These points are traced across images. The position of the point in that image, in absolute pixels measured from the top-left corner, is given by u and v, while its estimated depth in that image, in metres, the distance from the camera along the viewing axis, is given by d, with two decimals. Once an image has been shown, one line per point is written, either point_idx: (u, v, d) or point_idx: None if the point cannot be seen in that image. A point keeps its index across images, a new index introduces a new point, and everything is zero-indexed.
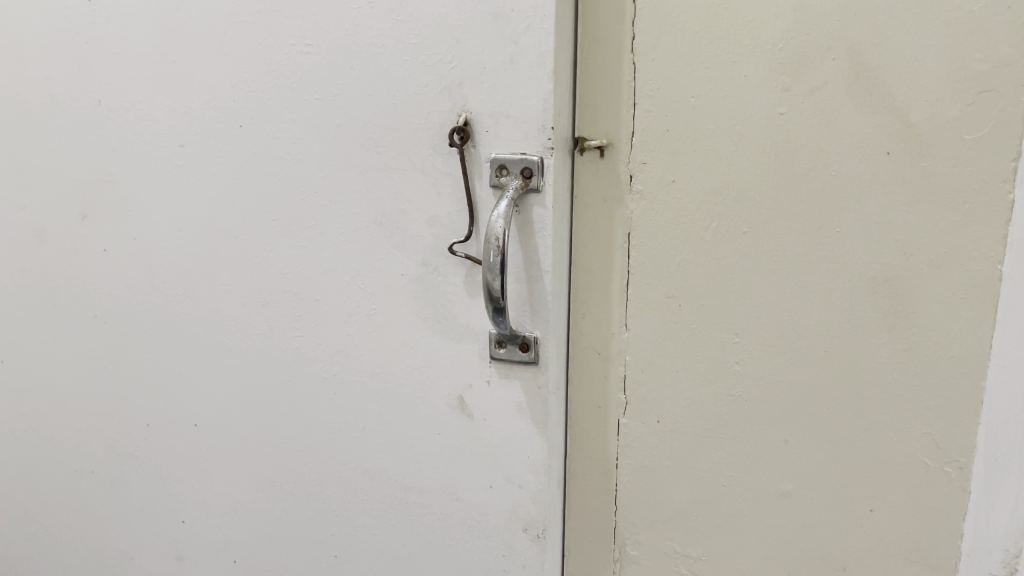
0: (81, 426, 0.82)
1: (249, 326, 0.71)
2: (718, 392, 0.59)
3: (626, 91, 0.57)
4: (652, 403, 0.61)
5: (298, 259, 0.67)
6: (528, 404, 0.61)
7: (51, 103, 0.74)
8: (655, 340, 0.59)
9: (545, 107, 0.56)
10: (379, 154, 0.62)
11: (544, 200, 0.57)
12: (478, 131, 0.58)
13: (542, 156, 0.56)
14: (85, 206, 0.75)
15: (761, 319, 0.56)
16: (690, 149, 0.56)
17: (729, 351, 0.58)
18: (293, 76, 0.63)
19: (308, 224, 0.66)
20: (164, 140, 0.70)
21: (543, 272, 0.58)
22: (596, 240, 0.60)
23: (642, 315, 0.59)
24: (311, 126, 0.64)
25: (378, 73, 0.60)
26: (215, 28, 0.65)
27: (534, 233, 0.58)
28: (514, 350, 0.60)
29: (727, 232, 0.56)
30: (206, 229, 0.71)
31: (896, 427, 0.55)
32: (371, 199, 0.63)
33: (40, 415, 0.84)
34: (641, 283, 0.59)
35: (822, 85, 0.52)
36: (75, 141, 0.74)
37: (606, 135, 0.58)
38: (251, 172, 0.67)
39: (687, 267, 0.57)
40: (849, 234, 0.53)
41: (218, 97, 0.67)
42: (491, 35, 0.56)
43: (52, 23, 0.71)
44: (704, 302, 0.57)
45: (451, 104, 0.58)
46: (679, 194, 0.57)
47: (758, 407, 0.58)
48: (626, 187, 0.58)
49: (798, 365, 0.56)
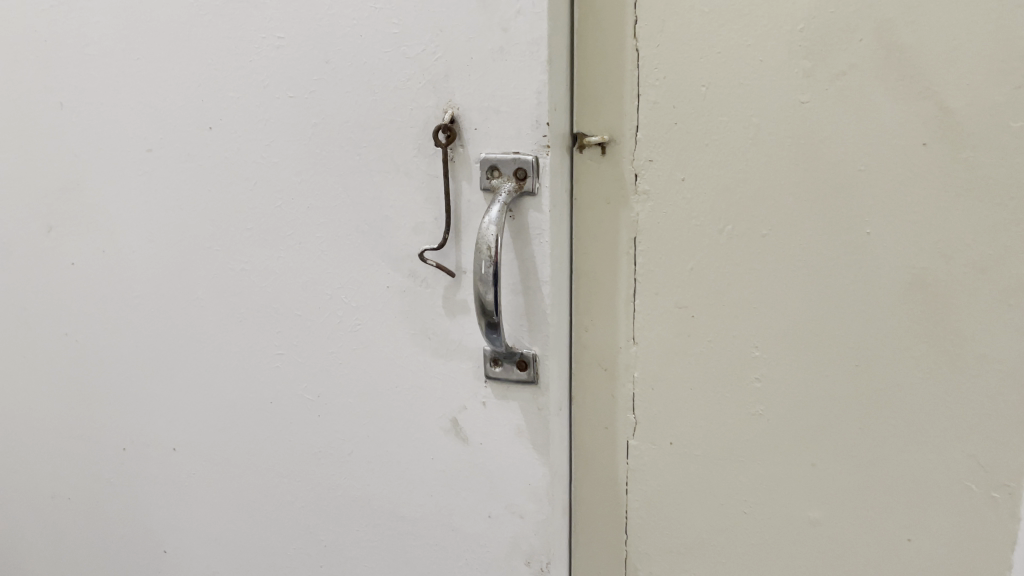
0: (57, 451, 0.77)
1: (227, 343, 0.66)
2: (737, 411, 0.53)
3: (629, 81, 0.51)
4: (664, 424, 0.55)
5: (276, 272, 0.62)
6: (528, 428, 0.56)
7: (11, 106, 0.69)
8: (666, 354, 0.54)
9: (539, 100, 0.50)
10: (359, 155, 0.57)
11: (540, 204, 0.52)
12: (467, 128, 0.53)
13: (537, 155, 0.51)
14: (50, 216, 0.70)
15: (784, 331, 0.51)
16: (701, 144, 0.50)
17: (748, 366, 0.52)
18: (264, 73, 0.58)
19: (285, 234, 0.61)
20: (130, 143, 0.65)
21: (540, 283, 0.53)
22: (599, 245, 0.54)
23: (652, 328, 0.54)
24: (285, 126, 0.59)
25: (355, 67, 0.55)
26: (180, 22, 0.60)
27: (530, 240, 0.52)
28: (511, 368, 0.54)
29: (744, 235, 0.50)
30: (178, 239, 0.65)
31: (936, 448, 0.49)
32: (352, 206, 0.58)
33: (14, 439, 0.79)
34: (650, 292, 0.54)
35: (847, 69, 0.46)
36: (38, 146, 0.69)
37: (607, 130, 0.52)
38: (223, 178, 0.62)
39: (700, 275, 0.52)
40: (881, 235, 0.48)
41: (187, 96, 0.62)
42: (478, 22, 0.50)
43: (10, 22, 0.66)
44: (720, 313, 0.52)
45: (435, 98, 0.53)
46: (690, 194, 0.51)
47: (783, 427, 0.52)
48: (631, 187, 0.53)
49: (825, 380, 0.51)
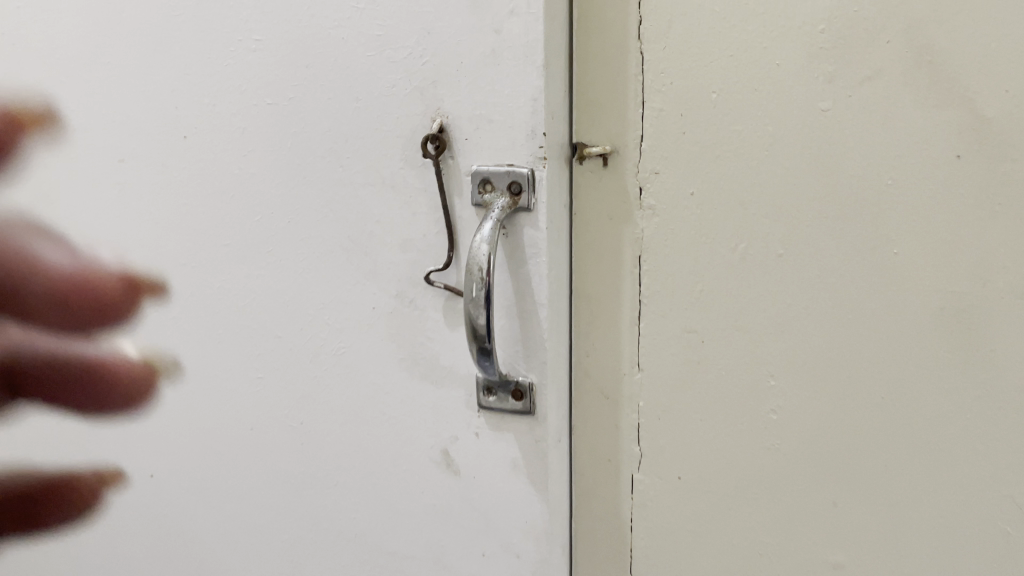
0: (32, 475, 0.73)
1: (205, 365, 0.62)
2: (752, 444, 0.49)
3: (633, 86, 0.47)
4: (672, 456, 0.51)
5: (255, 291, 0.58)
6: (524, 461, 0.51)
7: None
8: (674, 382, 0.50)
9: (534, 108, 0.46)
10: (341, 167, 0.52)
11: (537, 221, 0.48)
12: (457, 138, 0.48)
13: (533, 168, 0.47)
14: None
15: (803, 358, 0.47)
16: (711, 155, 0.46)
17: (764, 396, 0.48)
18: (241, 78, 0.54)
19: (264, 250, 0.57)
20: (102, 153, 0.61)
21: (537, 306, 0.49)
22: (601, 264, 0.50)
23: (658, 354, 0.50)
24: (263, 135, 0.55)
25: (337, 72, 0.51)
26: (152, 24, 0.56)
27: (525, 260, 0.48)
28: (506, 398, 0.50)
29: (760, 254, 0.46)
30: (152, 256, 0.61)
31: (968, 485, 0.46)
32: (335, 221, 0.54)
33: None
34: (655, 315, 0.49)
35: (873, 74, 0.42)
36: None
37: (610, 140, 0.48)
38: (199, 190, 0.58)
39: (711, 298, 0.48)
40: (911, 254, 0.44)
41: (160, 103, 0.58)
42: (469, 23, 0.46)
43: None
44: (733, 337, 0.48)
45: (423, 106, 0.49)
46: (699, 209, 0.47)
47: (802, 461, 0.48)
48: (635, 202, 0.48)
49: (847, 412, 0.47)
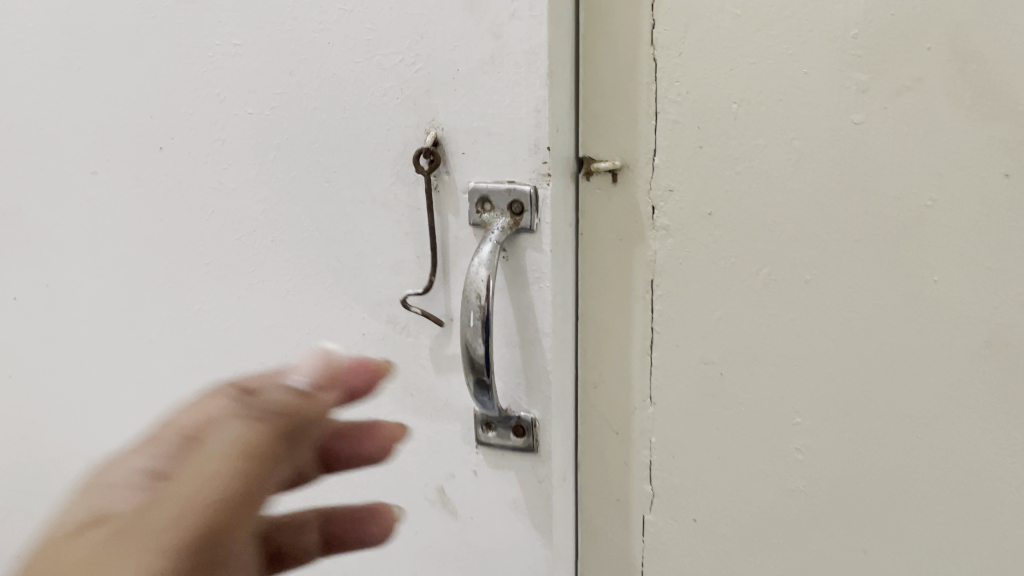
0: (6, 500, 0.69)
1: (184, 392, 0.58)
2: (774, 487, 0.46)
3: (645, 96, 0.43)
4: (687, 498, 0.48)
5: (236, 314, 0.54)
6: (525, 503, 0.47)
7: None
8: (690, 420, 0.46)
9: (537, 120, 0.42)
10: (328, 182, 0.48)
11: (540, 243, 0.44)
12: (452, 152, 0.44)
13: (536, 185, 0.43)
14: None
15: (831, 395, 0.43)
16: (731, 173, 0.42)
17: (788, 436, 0.45)
18: (220, 85, 0.50)
19: (246, 271, 0.53)
20: (74, 165, 0.57)
21: (540, 335, 0.45)
22: (609, 289, 0.46)
23: (672, 387, 0.46)
24: (244, 147, 0.51)
25: (323, 80, 0.47)
26: (124, 26, 0.52)
27: (528, 285, 0.44)
28: (506, 434, 0.46)
29: (786, 281, 0.43)
30: (128, 274, 0.57)
31: (1012, 535, 0.42)
32: (321, 240, 0.50)
33: None
34: (670, 345, 0.46)
35: (912, 84, 0.38)
36: None
37: (620, 154, 0.44)
38: (176, 205, 0.54)
39: (730, 329, 0.44)
40: (952, 282, 0.40)
41: (134, 113, 0.54)
42: (466, 27, 0.42)
43: None
44: (755, 372, 0.44)
45: (415, 116, 0.45)
46: (718, 230, 0.43)
47: (829, 505, 0.45)
48: (648, 223, 0.44)
49: (879, 453, 0.43)
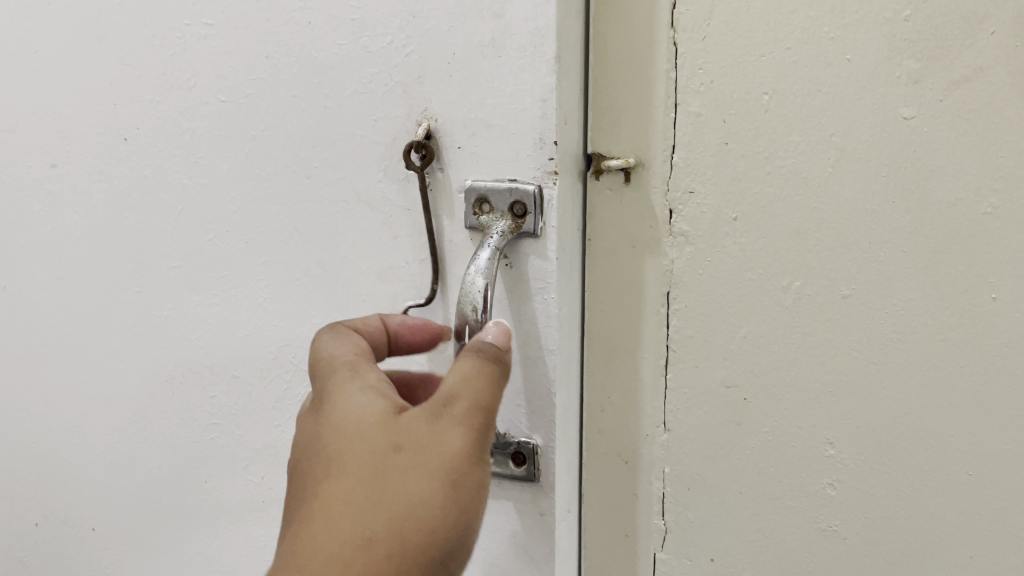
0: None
1: (151, 407, 0.53)
2: (801, 524, 0.43)
3: (665, 86, 0.39)
4: (703, 534, 0.45)
5: (207, 323, 0.49)
6: (526, 539, 0.43)
7: None
8: (708, 446, 0.44)
9: (544, 111, 0.37)
10: (308, 179, 0.44)
11: (545, 249, 0.39)
12: (447, 146, 0.40)
13: (541, 184, 0.38)
14: None
15: (867, 423, 0.41)
16: (761, 173, 0.39)
17: (819, 468, 0.42)
18: (190, 70, 0.45)
19: (217, 276, 0.48)
20: (31, 157, 0.52)
21: (543, 353, 0.40)
22: (621, 301, 0.44)
23: (688, 409, 0.44)
24: (217, 139, 0.46)
25: (303, 64, 0.42)
26: (84, 4, 0.47)
27: (530, 296, 0.39)
28: (504, 462, 0.41)
29: (820, 296, 0.39)
30: (90, 278, 0.52)
31: None
32: (300, 243, 0.45)
33: None
34: (686, 365, 0.43)
35: (972, 74, 0.35)
36: None
37: (634, 151, 0.41)
38: (142, 203, 0.49)
39: (757, 349, 0.41)
40: (1009, 303, 0.37)
41: (96, 100, 0.49)
42: (463, 5, 0.37)
43: None
44: (785, 400, 0.42)
45: (405, 106, 0.40)
46: (745, 240, 0.40)
47: (864, 554, 0.43)
48: (664, 228, 0.41)
49: (919, 486, 0.41)
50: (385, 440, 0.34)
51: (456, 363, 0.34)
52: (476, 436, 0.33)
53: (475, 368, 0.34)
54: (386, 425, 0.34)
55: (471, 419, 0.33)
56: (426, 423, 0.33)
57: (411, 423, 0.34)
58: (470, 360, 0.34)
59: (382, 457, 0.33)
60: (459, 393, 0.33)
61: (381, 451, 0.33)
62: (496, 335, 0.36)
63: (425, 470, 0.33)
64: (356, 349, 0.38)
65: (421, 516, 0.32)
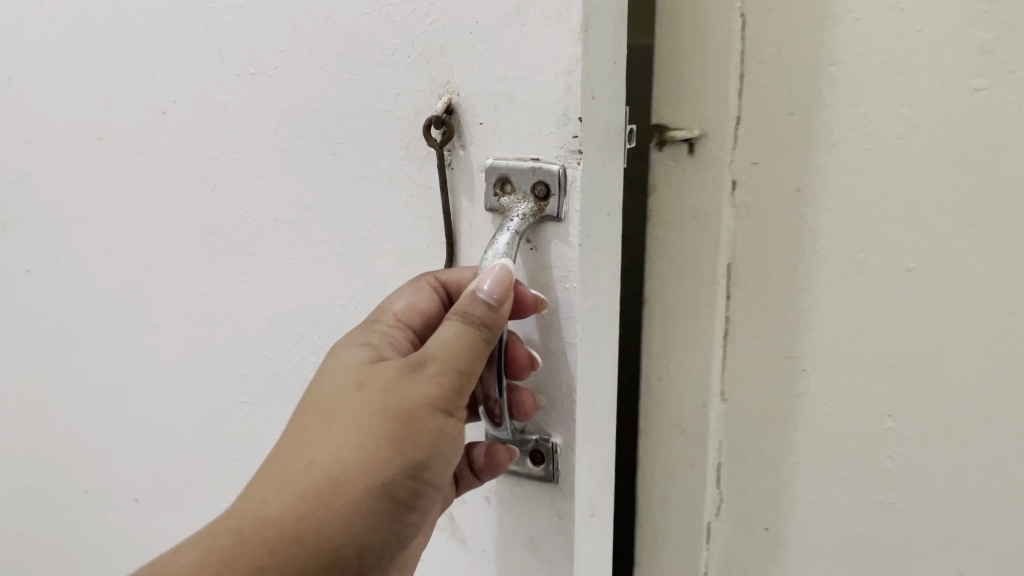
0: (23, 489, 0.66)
1: (188, 382, 0.53)
2: (863, 505, 0.43)
3: (731, 55, 0.39)
4: (762, 509, 0.45)
5: (238, 299, 0.48)
6: (543, 542, 0.40)
7: None
8: (766, 421, 0.44)
9: (568, 84, 0.34)
10: (333, 154, 0.42)
11: (568, 233, 0.36)
12: (468, 122, 0.37)
13: (565, 163, 0.35)
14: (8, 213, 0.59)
15: (933, 403, 0.40)
16: (828, 143, 0.38)
17: (882, 447, 0.41)
18: (222, 42, 0.44)
19: (247, 252, 0.47)
20: (81, 129, 0.52)
21: (565, 345, 0.37)
22: (678, 272, 0.43)
23: (748, 383, 0.43)
24: (247, 112, 0.44)
25: (329, 35, 0.40)
26: None
27: (551, 284, 0.37)
28: (522, 460, 0.39)
29: (886, 272, 0.38)
30: (134, 251, 0.53)
31: None
32: (325, 221, 0.43)
33: None
34: (747, 338, 0.43)
35: None
36: None
37: (698, 121, 0.40)
38: (180, 176, 0.49)
39: (827, 324, 0.40)
40: None
41: (138, 72, 0.48)
42: None
43: None
44: (846, 376, 0.41)
45: (428, 78, 0.38)
46: (810, 212, 0.39)
47: (931, 546, 0.42)
48: (726, 197, 0.41)
49: (990, 469, 0.40)
50: (353, 379, 0.32)
51: (445, 324, 0.33)
52: (444, 397, 0.32)
53: (460, 333, 0.32)
54: (359, 368, 0.33)
55: (444, 380, 0.32)
56: (395, 371, 0.32)
57: (385, 368, 0.32)
58: (455, 325, 0.33)
59: (344, 393, 0.32)
60: (438, 351, 0.32)
61: (343, 387, 0.32)
62: (498, 286, 0.32)
63: (382, 411, 0.31)
64: (407, 302, 0.36)
65: (363, 455, 0.31)
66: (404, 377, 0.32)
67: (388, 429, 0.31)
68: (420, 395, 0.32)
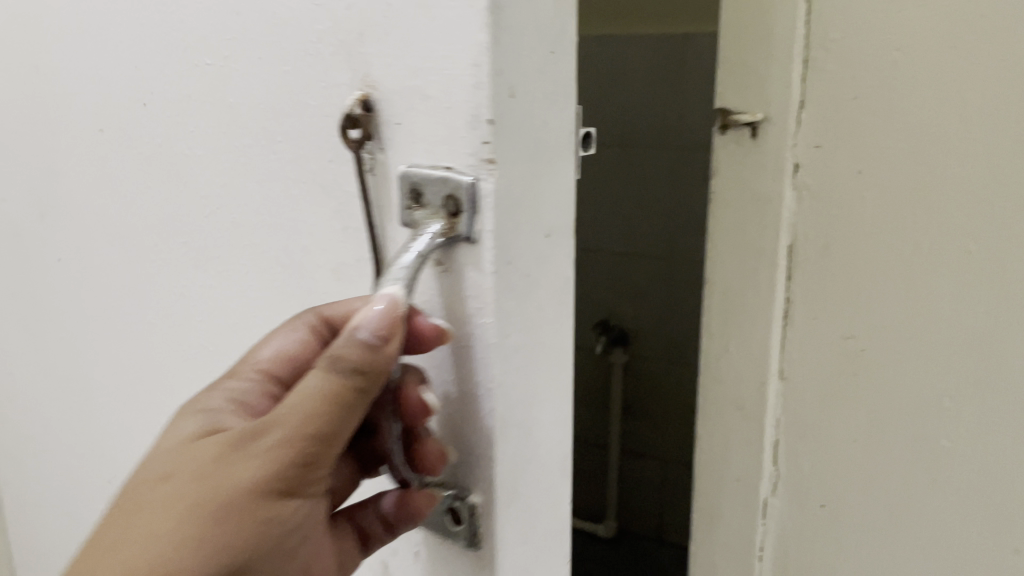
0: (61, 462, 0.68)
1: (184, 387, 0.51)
2: (898, 390, 0.59)
3: (792, 53, 0.56)
4: (819, 398, 0.63)
5: (212, 306, 0.46)
6: None
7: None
8: (824, 330, 0.61)
9: (476, 80, 0.28)
10: (275, 153, 0.38)
11: (480, 258, 0.30)
12: (385, 123, 0.32)
13: (476, 175, 0.29)
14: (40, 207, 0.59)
15: (947, 307, 0.55)
16: (867, 124, 0.55)
17: (910, 345, 0.57)
18: (183, 25, 0.41)
19: (214, 258, 0.44)
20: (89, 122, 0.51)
21: (479, 389, 0.31)
22: (752, 222, 0.61)
23: (804, 297, 0.61)
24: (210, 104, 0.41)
25: (263, 15, 0.36)
26: None
27: (465, 317, 0.31)
28: (439, 520, 0.34)
29: (908, 217, 0.55)
30: (133, 247, 0.51)
31: None
32: (271, 230, 0.39)
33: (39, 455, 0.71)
34: (804, 267, 0.60)
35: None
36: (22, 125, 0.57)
37: (761, 110, 0.58)
38: (161, 171, 0.46)
39: (869, 252, 0.57)
40: None
41: (124, 62, 0.46)
42: None
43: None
44: (879, 289, 0.57)
45: (348, 71, 0.33)
46: (857, 172, 0.56)
47: (960, 418, 0.57)
48: (790, 176, 0.59)
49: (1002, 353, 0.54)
50: (176, 457, 0.31)
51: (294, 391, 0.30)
52: (268, 477, 0.30)
53: (305, 399, 0.29)
54: (189, 444, 0.32)
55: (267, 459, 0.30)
56: (218, 449, 0.31)
57: (210, 446, 0.31)
58: (310, 385, 0.30)
59: (163, 474, 0.31)
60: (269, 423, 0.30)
61: (166, 467, 0.31)
62: (383, 320, 0.28)
63: (192, 498, 0.30)
64: (275, 352, 0.34)
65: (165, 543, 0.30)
66: (224, 457, 0.30)
67: (202, 516, 0.30)
68: (243, 476, 0.30)
